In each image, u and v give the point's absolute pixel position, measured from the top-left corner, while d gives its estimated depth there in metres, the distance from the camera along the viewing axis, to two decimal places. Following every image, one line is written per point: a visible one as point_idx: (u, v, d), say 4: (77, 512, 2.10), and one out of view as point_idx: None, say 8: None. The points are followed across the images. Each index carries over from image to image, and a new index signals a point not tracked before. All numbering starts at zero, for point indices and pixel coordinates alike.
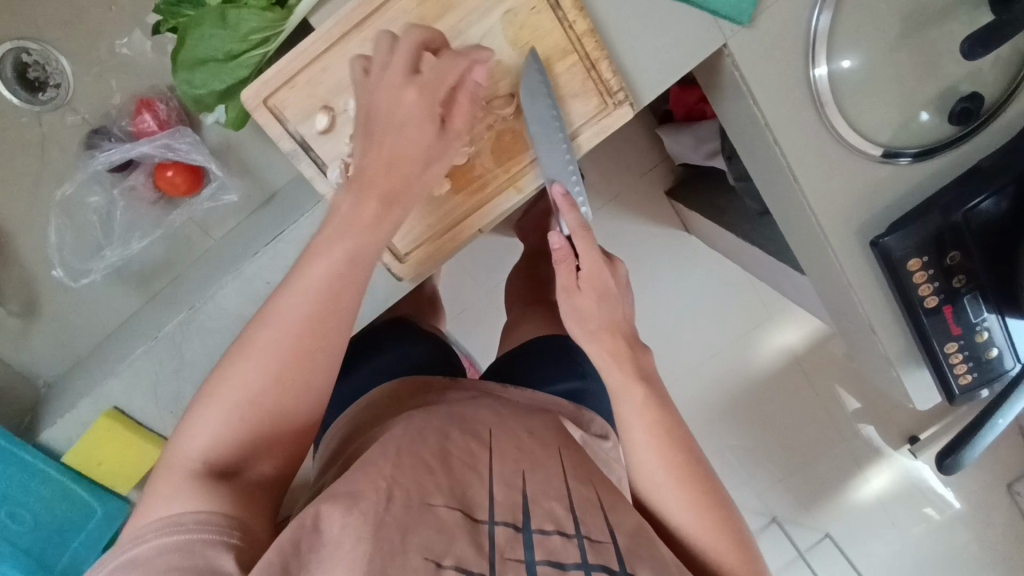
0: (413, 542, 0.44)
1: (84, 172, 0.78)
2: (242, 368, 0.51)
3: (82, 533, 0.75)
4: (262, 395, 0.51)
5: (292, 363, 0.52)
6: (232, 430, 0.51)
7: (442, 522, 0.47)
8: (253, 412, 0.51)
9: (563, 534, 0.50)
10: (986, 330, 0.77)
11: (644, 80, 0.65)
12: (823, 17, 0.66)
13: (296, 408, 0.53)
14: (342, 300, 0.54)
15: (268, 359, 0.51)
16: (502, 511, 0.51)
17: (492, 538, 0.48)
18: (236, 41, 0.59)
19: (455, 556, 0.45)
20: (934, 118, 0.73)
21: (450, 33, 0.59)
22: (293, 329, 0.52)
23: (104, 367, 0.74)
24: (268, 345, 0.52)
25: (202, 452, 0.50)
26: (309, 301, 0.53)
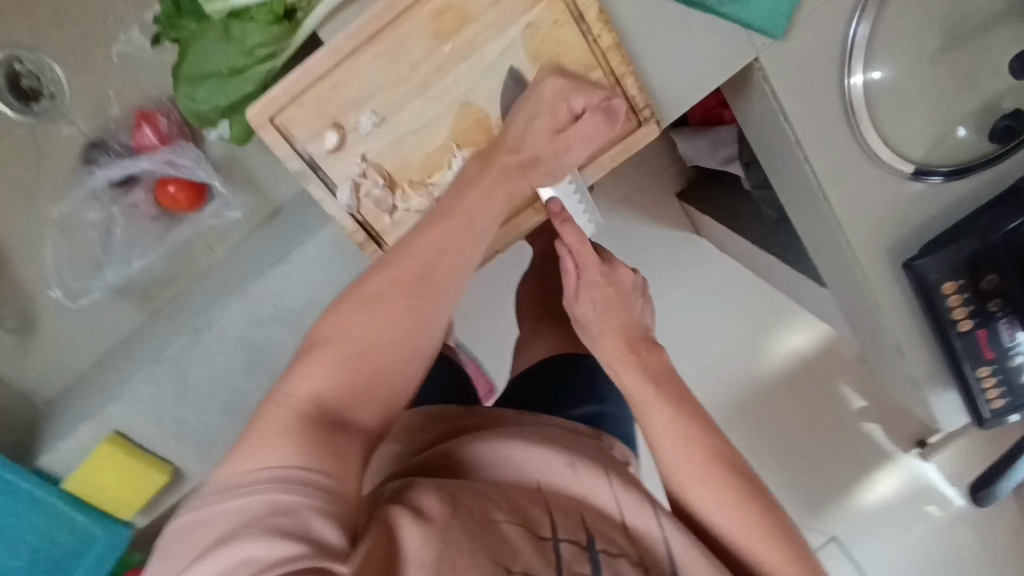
0: (468, 569, 0.39)
1: (82, 189, 0.75)
2: (349, 327, 0.47)
3: (86, 560, 0.72)
4: (381, 344, 0.47)
5: (407, 316, 0.49)
6: (338, 381, 0.45)
7: (494, 545, 0.42)
8: (357, 368, 0.46)
9: None
10: (1020, 354, 0.74)
11: (670, 95, 0.61)
12: (861, 28, 0.63)
13: (400, 362, 0.48)
14: (452, 264, 0.53)
15: (390, 311, 0.49)
16: (564, 534, 0.48)
17: (546, 563, 0.43)
18: (241, 55, 0.56)
19: (524, 573, 0.42)
20: (972, 133, 0.69)
21: (468, 47, 0.55)
22: (430, 278, 0.51)
23: (105, 390, 0.71)
24: (386, 305, 0.48)
25: (311, 396, 0.43)
26: (436, 255, 0.52)
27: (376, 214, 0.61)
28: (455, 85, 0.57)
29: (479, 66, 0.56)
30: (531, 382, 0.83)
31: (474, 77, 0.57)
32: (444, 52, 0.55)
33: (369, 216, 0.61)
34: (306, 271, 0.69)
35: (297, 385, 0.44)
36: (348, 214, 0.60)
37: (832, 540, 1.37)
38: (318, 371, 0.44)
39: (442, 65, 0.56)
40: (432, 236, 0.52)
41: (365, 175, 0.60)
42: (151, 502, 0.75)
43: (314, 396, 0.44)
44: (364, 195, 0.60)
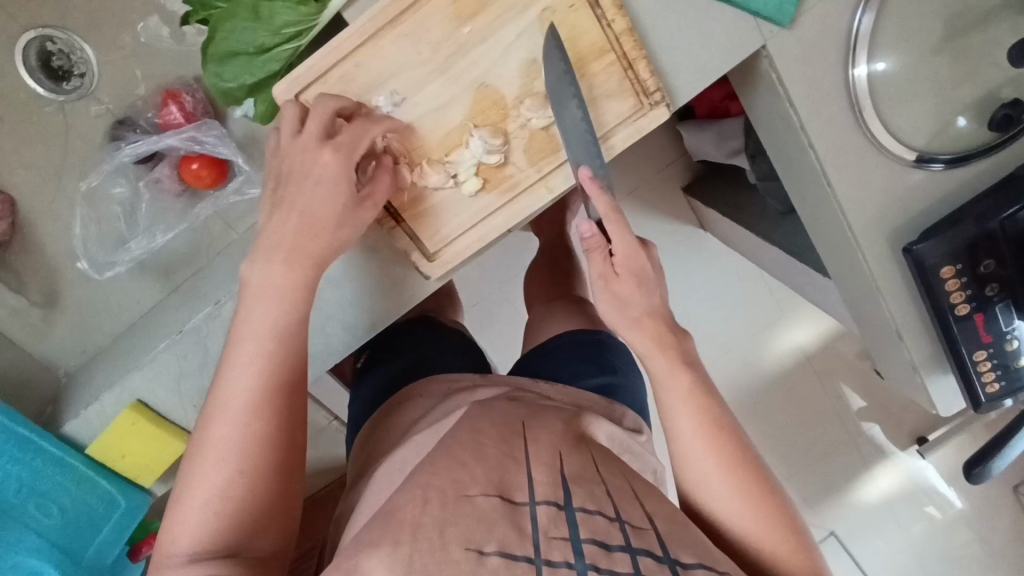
0: (453, 536, 0.45)
1: (109, 163, 0.77)
2: (208, 472, 0.51)
3: (108, 524, 0.75)
4: (235, 471, 0.51)
5: (249, 433, 0.52)
6: (217, 514, 0.51)
7: (481, 512, 0.48)
8: (224, 505, 0.51)
9: (606, 515, 0.50)
10: (1016, 339, 0.76)
11: (680, 80, 0.63)
12: (866, 18, 0.65)
13: (261, 476, 0.52)
14: (285, 375, 0.54)
15: (244, 436, 0.52)
16: (542, 491, 0.51)
17: (533, 520, 0.48)
18: (269, 35, 0.58)
19: (497, 542, 0.45)
20: (972, 123, 0.71)
21: (486, 30, 0.58)
22: (243, 409, 0.52)
23: (127, 360, 0.73)
24: (228, 435, 0.52)
25: (195, 544, 0.50)
26: (262, 379, 0.53)
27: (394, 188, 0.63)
28: (474, 66, 0.59)
29: (497, 48, 0.58)
30: (543, 360, 0.86)
31: (492, 59, 0.59)
32: (464, 34, 0.58)
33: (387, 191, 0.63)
34: None
35: (188, 532, 0.50)
36: None
37: (830, 537, 1.40)
38: (191, 515, 0.51)
39: (462, 46, 0.58)
40: (253, 356, 0.54)
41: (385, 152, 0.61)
42: (171, 470, 0.77)
43: (199, 546, 0.50)
44: None
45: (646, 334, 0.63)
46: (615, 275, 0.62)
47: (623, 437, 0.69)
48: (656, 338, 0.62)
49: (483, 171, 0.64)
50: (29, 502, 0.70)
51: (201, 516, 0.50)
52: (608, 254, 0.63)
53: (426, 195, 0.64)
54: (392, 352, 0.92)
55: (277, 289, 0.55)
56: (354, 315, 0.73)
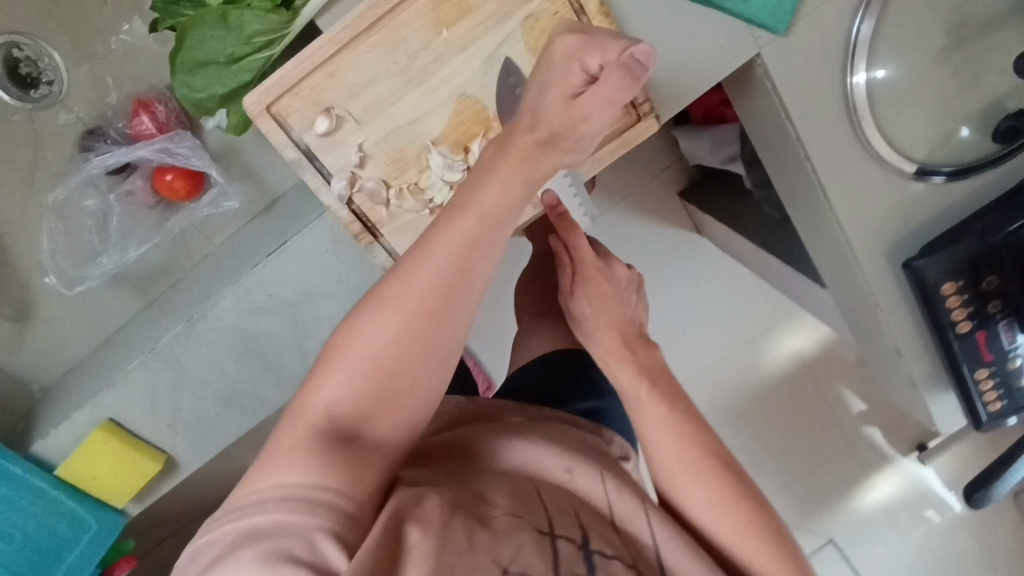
0: (479, 546, 0.35)
1: (78, 175, 0.74)
2: (360, 343, 0.38)
3: (78, 546, 0.71)
4: (385, 355, 0.38)
5: (420, 318, 0.38)
6: (367, 387, 0.38)
7: (506, 527, 0.38)
8: (366, 393, 0.38)
9: (635, 564, 0.42)
10: (1019, 356, 0.74)
11: (670, 89, 0.61)
12: (865, 24, 0.62)
13: (411, 380, 0.39)
14: (472, 284, 0.40)
15: (410, 325, 0.38)
16: (563, 523, 0.41)
17: (559, 552, 0.39)
18: (238, 43, 0.56)
19: (523, 563, 0.36)
20: (975, 133, 0.69)
21: (465, 39, 0.55)
22: (434, 299, 0.39)
23: (98, 378, 0.71)
24: (406, 309, 0.38)
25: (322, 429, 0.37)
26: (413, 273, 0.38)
27: (369, 203, 0.60)
28: (453, 76, 0.56)
29: (478, 57, 0.56)
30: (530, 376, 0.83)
31: (471, 69, 0.56)
32: (442, 43, 0.55)
33: (361, 205, 0.60)
34: (302, 263, 0.67)
35: (311, 410, 0.38)
36: (342, 204, 0.60)
37: (829, 543, 1.37)
38: (313, 402, 0.38)
39: (440, 55, 0.56)
40: (449, 249, 0.39)
41: (361, 165, 0.59)
42: (144, 490, 0.75)
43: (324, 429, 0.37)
44: (358, 188, 0.59)
45: (611, 342, 0.63)
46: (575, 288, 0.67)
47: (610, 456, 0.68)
48: (630, 358, 0.61)
49: None
50: None
51: (337, 391, 0.38)
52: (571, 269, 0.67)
53: (399, 215, 0.61)
54: None
55: None
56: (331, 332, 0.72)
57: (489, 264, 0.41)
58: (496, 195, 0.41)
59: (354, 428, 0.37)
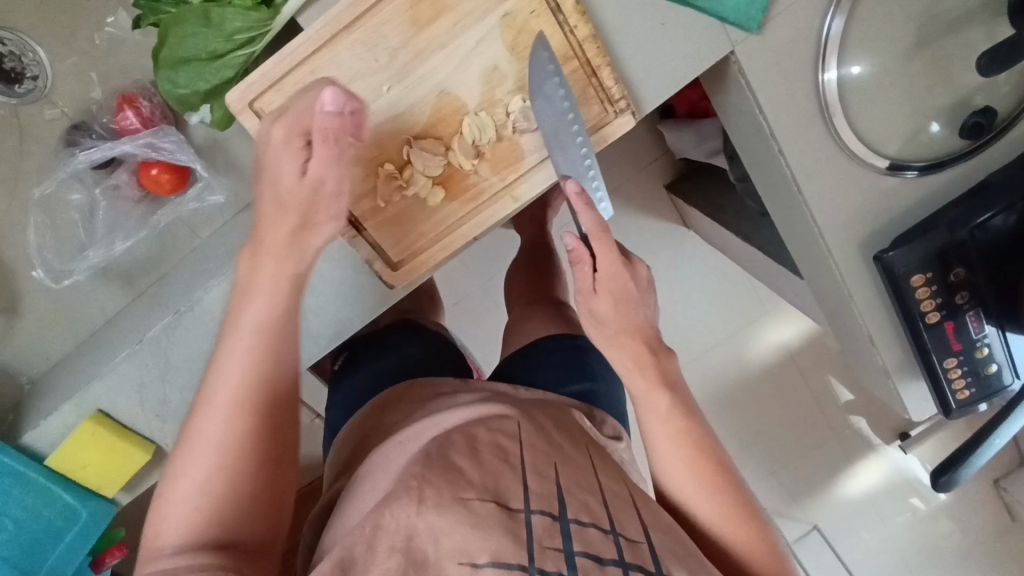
0: (447, 548, 0.45)
1: (64, 170, 0.75)
2: (198, 457, 0.46)
3: (70, 532, 0.73)
4: (233, 452, 0.47)
5: (253, 415, 0.48)
6: (203, 508, 0.46)
7: (478, 518, 0.47)
8: (229, 486, 0.46)
9: (599, 528, 0.50)
10: (986, 347, 0.76)
11: (647, 85, 0.62)
12: (836, 22, 0.64)
13: (263, 460, 0.48)
14: (275, 352, 0.50)
15: (234, 414, 0.48)
16: (538, 500, 0.50)
17: (529, 529, 0.47)
18: (220, 40, 0.57)
19: (491, 551, 0.45)
20: (944, 129, 0.70)
21: (443, 37, 0.56)
22: (240, 390, 0.48)
23: (87, 371, 0.72)
24: (218, 436, 0.47)
25: (183, 537, 0.44)
26: (244, 379, 0.49)
27: (352, 196, 0.62)
28: (432, 73, 0.58)
29: (457, 55, 0.57)
30: (516, 365, 0.85)
31: (452, 65, 0.57)
32: (422, 40, 0.56)
33: None
34: None
35: (177, 506, 0.46)
36: None
37: (814, 530, 1.41)
38: (182, 496, 0.46)
39: (421, 52, 0.57)
40: (245, 346, 0.49)
41: None
42: (134, 479, 0.76)
43: (197, 532, 0.45)
44: (342, 176, 0.61)
45: (625, 355, 0.63)
46: (593, 292, 0.63)
47: (599, 435, 0.70)
48: (639, 350, 0.63)
49: (444, 180, 0.63)
50: None
51: (187, 511, 0.45)
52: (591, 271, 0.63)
53: (380, 208, 0.63)
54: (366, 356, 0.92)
55: (272, 240, 0.52)
56: (316, 325, 0.73)
57: (278, 343, 0.51)
58: (279, 258, 0.52)
59: (224, 534, 0.45)
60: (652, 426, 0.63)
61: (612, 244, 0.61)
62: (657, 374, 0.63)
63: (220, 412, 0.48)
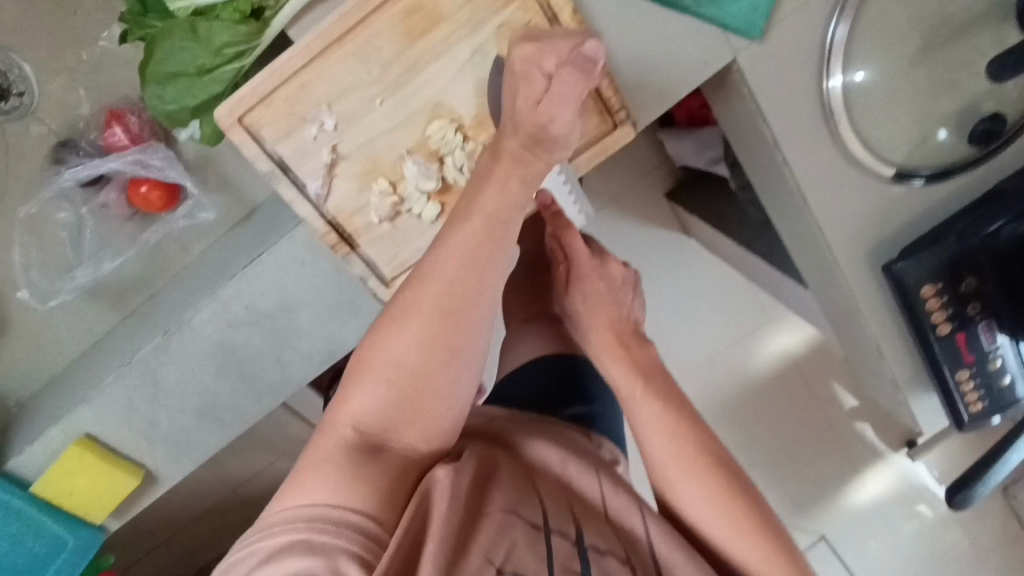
0: (476, 544, 0.35)
1: (50, 189, 0.74)
2: (396, 351, 0.39)
3: (57, 561, 0.70)
4: (424, 362, 0.39)
5: (450, 324, 0.40)
6: (386, 412, 0.39)
7: (501, 526, 0.37)
8: (412, 407, 0.39)
9: (620, 558, 0.41)
10: (999, 357, 0.74)
11: (648, 96, 0.61)
12: (840, 28, 0.62)
13: (445, 395, 0.40)
14: (485, 284, 0.40)
15: (435, 312, 0.39)
16: (555, 519, 0.41)
17: (550, 547, 0.38)
18: (208, 55, 0.55)
19: (514, 563, 0.36)
20: (953, 136, 0.69)
21: (437, 48, 0.55)
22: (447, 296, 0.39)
23: (74, 394, 0.70)
24: (434, 294, 0.39)
25: (355, 438, 0.39)
26: (458, 268, 0.40)
27: (344, 211, 0.60)
28: (426, 85, 0.56)
29: (451, 66, 0.55)
30: (514, 386, 0.84)
31: (446, 78, 0.56)
32: (416, 52, 0.55)
33: (333, 212, 0.60)
34: (278, 272, 0.65)
35: (371, 395, 0.39)
36: (319, 214, 0.59)
37: (821, 540, 1.38)
38: (365, 401, 0.39)
39: (415, 64, 0.55)
40: (450, 269, 0.40)
41: (336, 165, 0.58)
42: (123, 504, 0.73)
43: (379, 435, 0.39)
44: (335, 194, 0.59)
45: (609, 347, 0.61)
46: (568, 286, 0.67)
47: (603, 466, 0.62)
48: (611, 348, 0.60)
49: (439, 194, 0.61)
50: None
51: (382, 397, 0.39)
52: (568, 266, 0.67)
53: (373, 225, 0.61)
54: None
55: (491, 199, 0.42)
56: (309, 343, 0.70)
57: (491, 277, 0.41)
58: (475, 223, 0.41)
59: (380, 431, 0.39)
60: (648, 432, 0.55)
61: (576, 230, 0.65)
62: (629, 362, 0.59)
63: (428, 310, 0.39)
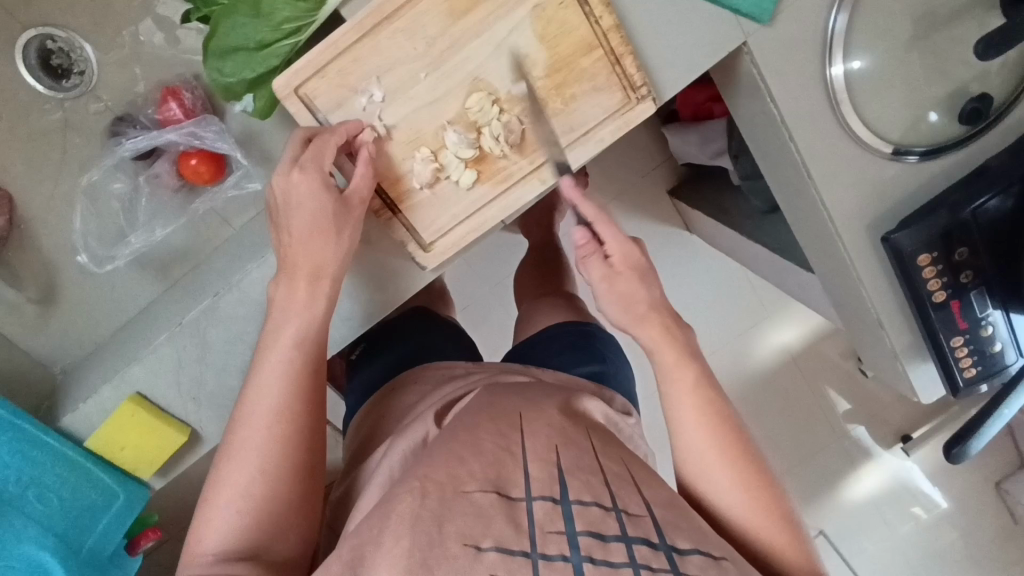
0: (451, 531, 0.46)
1: (110, 158, 0.79)
2: (234, 470, 0.54)
3: (107, 515, 0.74)
4: (269, 457, 0.55)
5: (288, 407, 0.57)
6: (241, 513, 0.53)
7: (478, 507, 0.49)
8: (253, 497, 0.54)
9: (602, 507, 0.50)
10: (990, 325, 0.80)
11: (667, 74, 0.66)
12: (840, 17, 0.68)
13: (297, 451, 0.56)
14: (310, 373, 0.59)
15: (274, 413, 0.56)
16: (538, 486, 0.51)
17: (529, 515, 0.49)
18: (269, 30, 0.60)
19: (493, 537, 0.47)
20: (943, 117, 0.75)
21: (477, 27, 0.60)
22: (274, 409, 0.56)
23: (125, 354, 0.74)
24: (255, 442, 0.55)
25: (219, 543, 0.52)
26: (281, 374, 0.57)
27: (389, 178, 0.65)
28: (467, 61, 0.61)
29: (489, 44, 0.61)
30: (533, 353, 0.89)
31: (485, 55, 0.61)
32: (458, 29, 0.60)
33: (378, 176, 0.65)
34: None
35: (229, 490, 0.54)
36: None
37: (820, 535, 1.39)
38: (223, 497, 0.54)
39: (457, 41, 0.60)
40: (280, 363, 0.58)
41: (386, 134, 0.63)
42: (170, 462, 0.78)
43: (228, 538, 0.52)
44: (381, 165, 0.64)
45: (652, 328, 0.67)
46: (617, 274, 0.66)
47: (614, 415, 0.72)
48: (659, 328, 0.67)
49: (475, 163, 0.66)
50: (30, 492, 0.70)
51: (232, 514, 0.53)
52: (604, 258, 0.66)
53: (414, 190, 0.66)
54: (387, 342, 0.95)
55: (298, 307, 0.60)
56: (350, 306, 0.74)
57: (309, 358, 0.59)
58: (299, 320, 0.59)
59: (255, 547, 0.53)
60: (681, 393, 0.66)
61: (615, 225, 0.65)
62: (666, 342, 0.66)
63: (260, 418, 0.56)
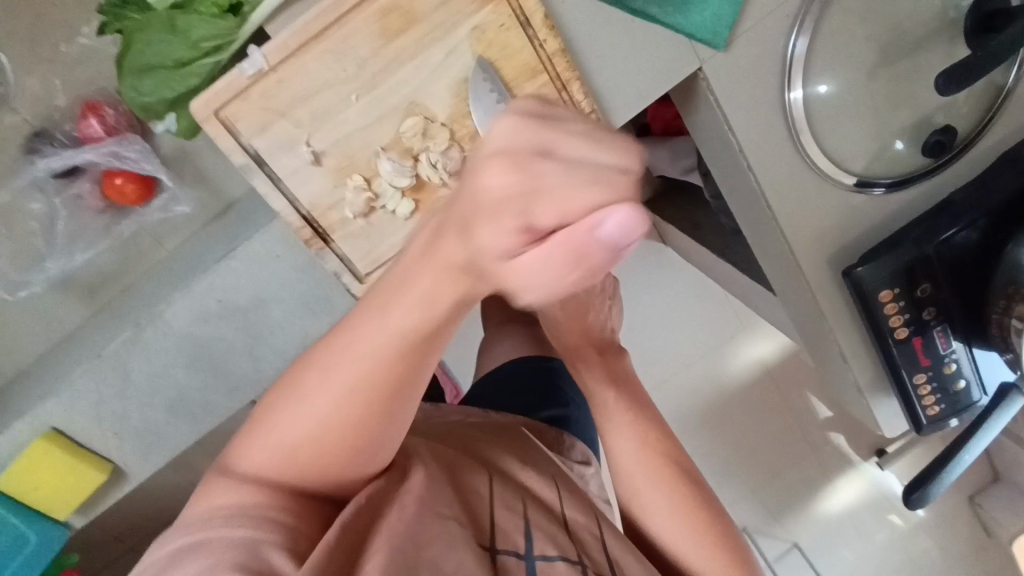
0: (426, 556, 0.36)
1: (23, 178, 0.75)
2: (322, 399, 0.34)
3: (18, 557, 0.70)
4: (360, 407, 0.34)
5: (391, 388, 0.34)
6: (301, 453, 0.36)
7: (453, 534, 0.39)
8: (344, 448, 0.36)
9: (567, 559, 0.44)
10: (954, 361, 0.77)
11: (618, 100, 0.63)
12: (800, 41, 0.64)
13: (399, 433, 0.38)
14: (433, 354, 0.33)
15: (374, 374, 0.34)
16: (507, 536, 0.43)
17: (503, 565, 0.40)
18: (186, 48, 0.56)
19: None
20: (908, 147, 0.72)
21: (412, 49, 0.56)
22: (387, 367, 0.33)
23: (41, 385, 0.70)
24: (349, 377, 0.33)
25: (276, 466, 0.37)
26: (394, 344, 0.32)
27: (319, 206, 0.61)
28: (400, 85, 0.57)
29: (425, 67, 0.57)
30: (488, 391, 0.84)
31: (420, 78, 0.57)
32: (391, 51, 0.56)
33: (308, 207, 0.61)
34: (251, 267, 0.66)
35: (303, 422, 0.35)
36: (294, 211, 0.61)
37: (794, 548, 1.38)
38: (295, 423, 0.35)
39: (389, 63, 0.56)
40: (397, 323, 0.31)
41: (316, 160, 0.59)
42: (89, 501, 0.74)
43: (274, 471, 0.36)
44: (309, 194, 0.60)
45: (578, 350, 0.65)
46: None
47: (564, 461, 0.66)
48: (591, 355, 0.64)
49: (414, 191, 0.62)
50: None
51: (292, 454, 0.36)
52: None
53: (347, 220, 0.62)
54: None
55: None
56: (280, 338, 0.72)
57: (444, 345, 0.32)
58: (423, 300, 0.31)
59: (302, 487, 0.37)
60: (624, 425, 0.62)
61: None
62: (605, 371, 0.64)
63: (358, 354, 0.33)
